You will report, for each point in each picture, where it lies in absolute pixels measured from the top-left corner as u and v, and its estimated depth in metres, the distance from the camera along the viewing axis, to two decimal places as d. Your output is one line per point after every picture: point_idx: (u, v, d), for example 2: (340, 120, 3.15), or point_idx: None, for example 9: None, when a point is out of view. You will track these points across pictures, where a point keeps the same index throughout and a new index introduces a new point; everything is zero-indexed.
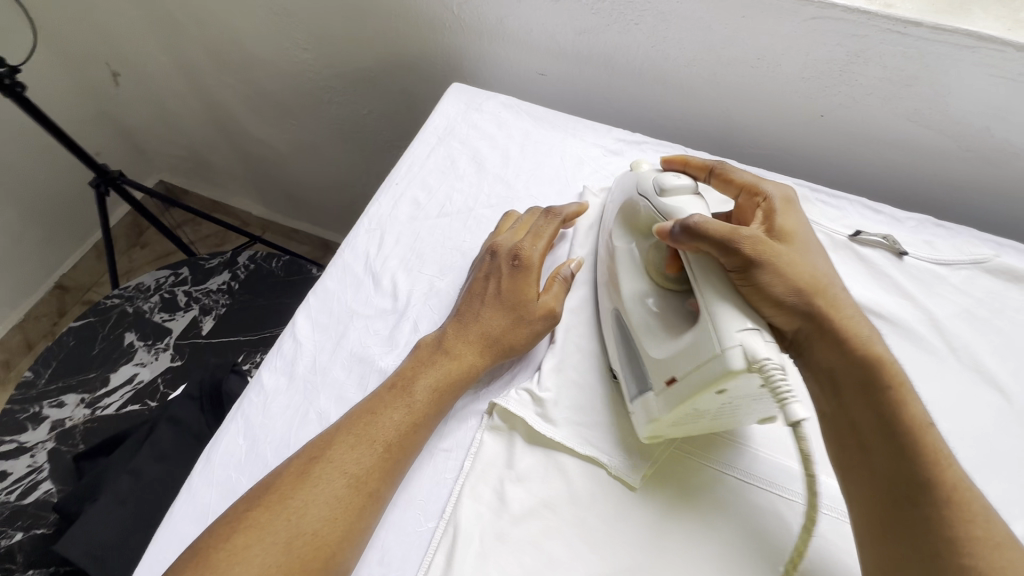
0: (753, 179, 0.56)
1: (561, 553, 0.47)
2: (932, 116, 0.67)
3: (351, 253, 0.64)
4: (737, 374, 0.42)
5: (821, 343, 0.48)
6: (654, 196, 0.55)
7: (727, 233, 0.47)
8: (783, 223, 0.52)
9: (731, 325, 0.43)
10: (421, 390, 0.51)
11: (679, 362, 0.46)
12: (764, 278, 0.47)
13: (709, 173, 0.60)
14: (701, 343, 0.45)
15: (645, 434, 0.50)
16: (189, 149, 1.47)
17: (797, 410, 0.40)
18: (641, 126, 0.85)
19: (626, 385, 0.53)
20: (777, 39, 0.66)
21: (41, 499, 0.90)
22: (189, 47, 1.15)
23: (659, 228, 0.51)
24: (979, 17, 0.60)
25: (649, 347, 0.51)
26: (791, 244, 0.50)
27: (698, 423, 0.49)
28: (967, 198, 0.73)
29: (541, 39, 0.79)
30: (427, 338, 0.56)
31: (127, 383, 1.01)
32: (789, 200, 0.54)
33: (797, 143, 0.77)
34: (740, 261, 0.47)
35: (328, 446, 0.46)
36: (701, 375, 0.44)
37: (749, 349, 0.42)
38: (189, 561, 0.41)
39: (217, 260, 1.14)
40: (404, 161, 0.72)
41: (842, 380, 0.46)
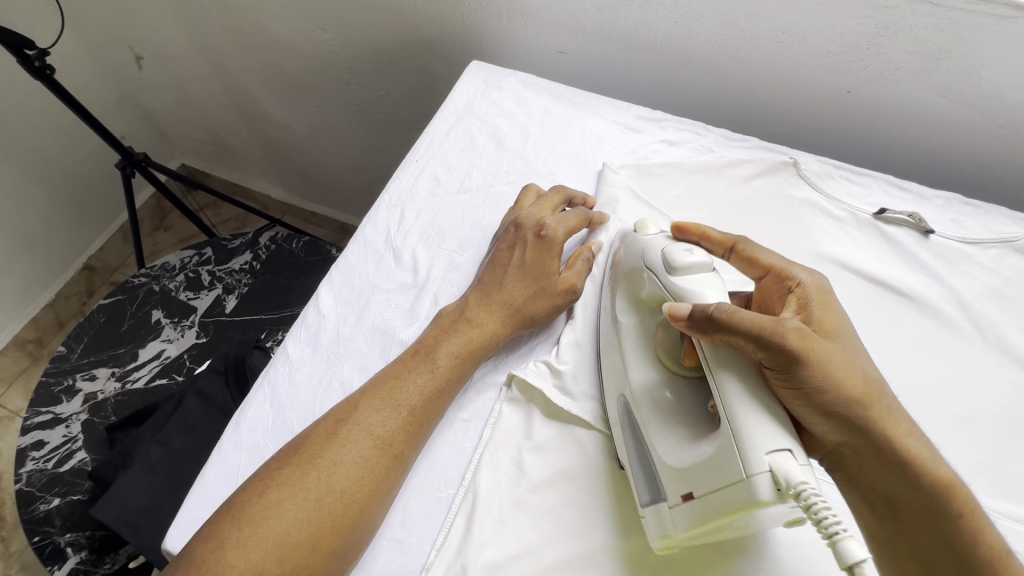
0: (782, 262, 0.50)
1: (578, 522, 0.48)
2: (964, 91, 0.65)
3: (372, 228, 0.65)
4: (767, 504, 0.38)
5: (870, 463, 0.43)
6: (663, 272, 0.49)
7: (762, 328, 0.42)
8: (822, 317, 0.46)
9: (757, 446, 0.38)
10: (442, 356, 0.52)
11: (696, 479, 0.41)
12: (806, 384, 0.41)
13: (729, 249, 0.54)
14: (722, 460, 0.40)
15: (658, 545, 0.45)
16: (210, 133, 1.49)
17: (853, 549, 0.34)
18: (660, 103, 0.84)
19: (637, 486, 0.47)
20: (805, 11, 0.64)
21: (76, 467, 0.94)
22: (210, 30, 1.16)
23: (675, 308, 0.45)
24: None
25: (662, 452, 0.45)
26: (838, 344, 0.45)
27: (720, 531, 0.44)
28: (997, 176, 0.71)
29: (560, 16, 0.78)
30: (449, 307, 0.57)
31: (155, 359, 1.05)
32: (825, 290, 0.48)
33: (820, 119, 0.75)
34: (777, 358, 0.41)
35: (355, 409, 0.48)
36: (727, 500, 0.39)
37: (781, 476, 0.37)
38: (226, 513, 0.43)
39: (239, 240, 1.16)
40: (424, 138, 0.72)
41: (900, 505, 0.42)
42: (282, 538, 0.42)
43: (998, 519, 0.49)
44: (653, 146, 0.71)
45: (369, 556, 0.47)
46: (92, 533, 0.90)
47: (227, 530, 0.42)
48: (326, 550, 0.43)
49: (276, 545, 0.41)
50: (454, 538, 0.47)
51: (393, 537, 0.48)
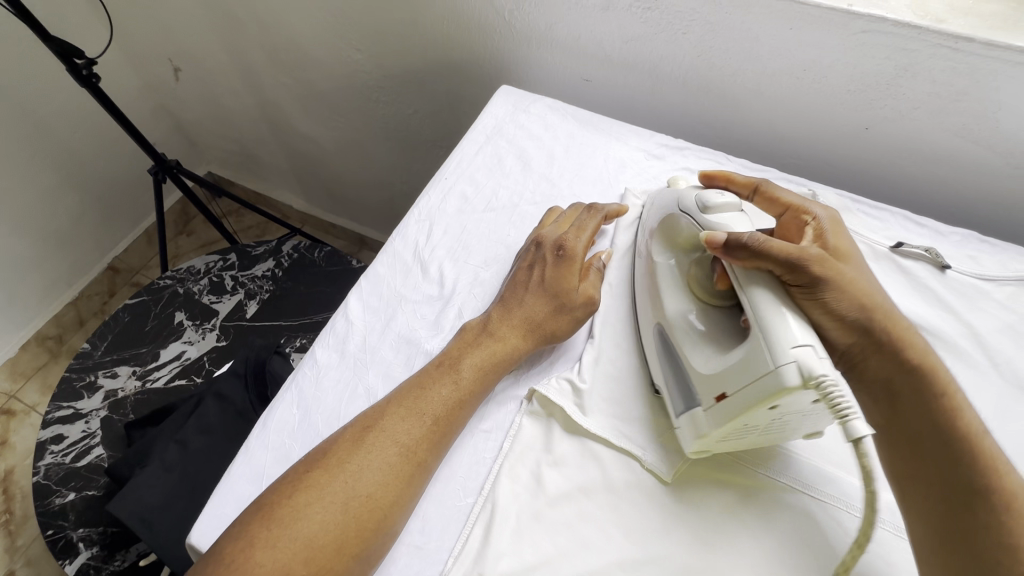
0: (799, 200, 0.56)
1: (593, 536, 0.49)
2: (981, 132, 0.67)
3: (401, 242, 0.67)
4: (793, 390, 0.42)
5: (875, 358, 0.49)
6: (698, 213, 0.55)
7: (793, 253, 0.47)
8: (836, 242, 0.53)
9: (783, 340, 0.43)
10: (466, 369, 0.54)
11: (728, 379, 0.46)
12: (827, 296, 0.48)
13: (752, 191, 0.60)
14: (752, 358, 0.45)
15: (691, 449, 0.50)
16: (239, 143, 1.54)
17: (858, 426, 0.41)
18: (681, 132, 0.87)
19: (672, 402, 0.52)
20: (826, 50, 0.67)
21: (93, 463, 0.96)
22: (249, 46, 1.21)
23: (710, 237, 0.50)
24: None
25: (695, 362, 0.51)
26: (848, 264, 0.51)
27: (749, 437, 0.49)
28: (1013, 215, 0.73)
29: (589, 45, 0.82)
30: (472, 321, 0.58)
31: (175, 359, 1.07)
32: (837, 221, 0.55)
33: (838, 154, 0.77)
34: (803, 277, 0.47)
35: (381, 416, 0.50)
36: (754, 392, 0.44)
37: (804, 366, 0.41)
38: (255, 514, 0.44)
39: (263, 248, 1.19)
40: (453, 157, 0.75)
41: (899, 391, 0.48)
42: (310, 541, 0.43)
43: None
44: (674, 172, 0.73)
45: (388, 561, 0.48)
46: (104, 530, 0.91)
47: (259, 529, 0.43)
48: (351, 553, 0.44)
49: (304, 547, 0.43)
50: (472, 548, 0.48)
51: (413, 544, 0.49)
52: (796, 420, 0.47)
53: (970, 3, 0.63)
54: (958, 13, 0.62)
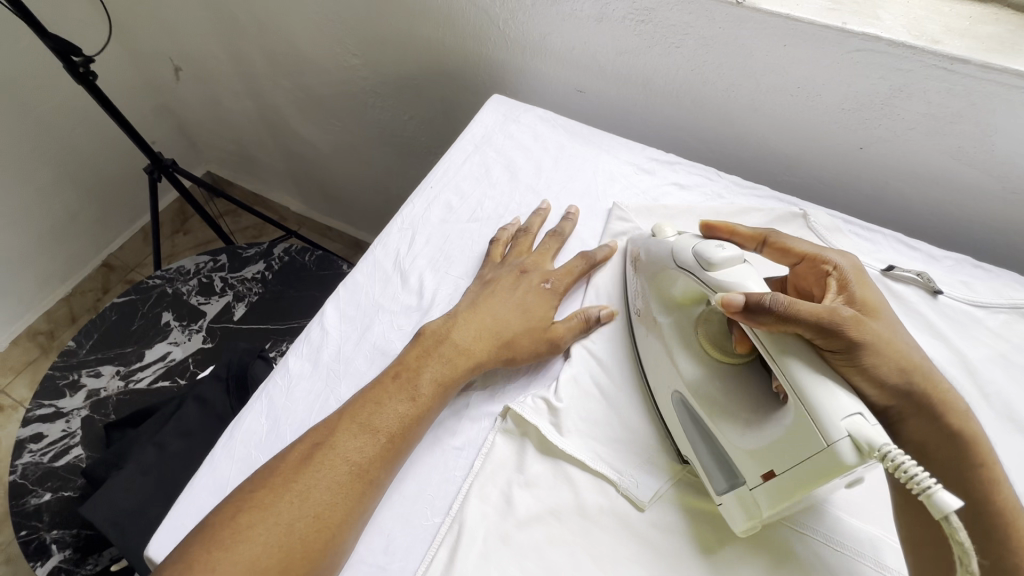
0: (814, 249, 0.54)
1: (562, 562, 0.47)
2: (976, 155, 0.65)
3: (381, 250, 0.66)
4: (852, 467, 0.39)
5: (914, 419, 0.47)
6: (700, 269, 0.52)
7: (827, 316, 0.44)
8: (863, 295, 0.51)
9: (831, 413, 0.40)
10: (424, 384, 0.53)
11: (776, 457, 0.43)
12: (867, 361, 0.45)
13: (760, 243, 0.58)
14: (800, 434, 0.42)
15: (741, 529, 0.47)
16: (238, 144, 1.53)
17: (948, 499, 0.36)
18: (674, 146, 0.85)
19: (706, 477, 0.49)
20: (821, 68, 0.66)
21: (71, 463, 0.95)
22: (248, 48, 1.21)
23: (728, 300, 0.46)
24: None
25: (734, 439, 0.47)
26: (878, 318, 0.49)
27: (804, 510, 0.45)
28: (1008, 241, 0.71)
29: (582, 56, 0.81)
30: (433, 326, 0.57)
31: (160, 360, 1.06)
32: (859, 269, 0.53)
33: (831, 173, 0.76)
34: (841, 343, 0.44)
35: (333, 433, 0.49)
36: (810, 470, 0.41)
37: (862, 439, 0.39)
38: (200, 536, 0.43)
39: (254, 250, 1.18)
40: (440, 165, 0.74)
41: (935, 454, 0.46)
42: (252, 564, 0.42)
43: None
44: (664, 187, 0.72)
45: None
46: (78, 532, 0.89)
47: (201, 550, 0.42)
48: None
49: (245, 570, 0.42)
50: (435, 569, 0.47)
51: (375, 562, 0.48)
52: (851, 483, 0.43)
53: (967, 25, 0.62)
54: (954, 35, 0.60)
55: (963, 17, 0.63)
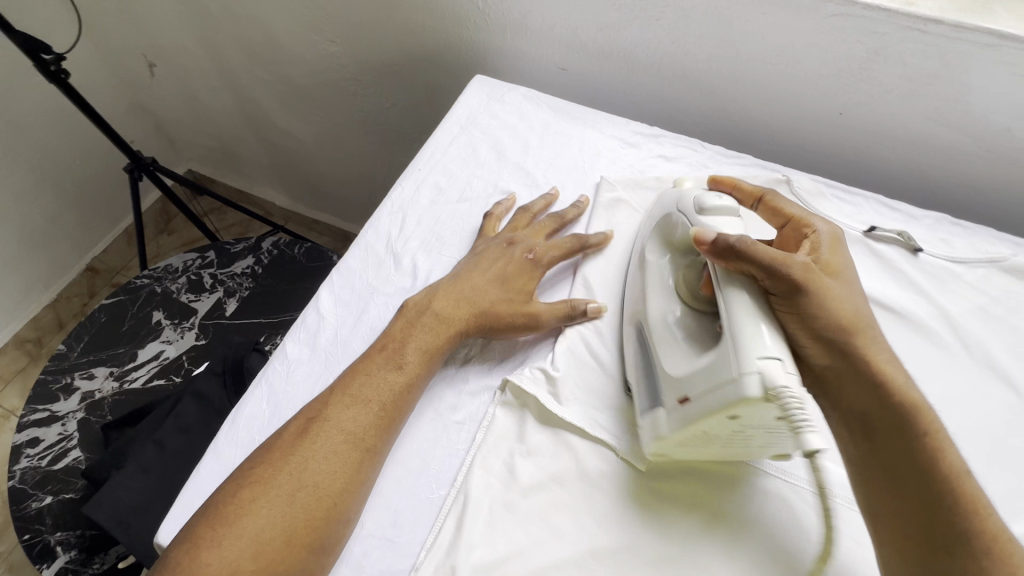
0: (802, 213, 0.56)
1: (566, 525, 0.49)
2: (952, 115, 0.67)
3: (373, 234, 0.66)
4: (753, 401, 0.41)
5: (851, 385, 0.47)
6: (692, 213, 0.54)
7: (776, 258, 0.47)
8: (830, 259, 0.52)
9: (752, 349, 0.43)
10: (411, 354, 0.54)
11: (692, 381, 0.45)
12: (806, 310, 0.47)
13: (756, 200, 0.60)
14: (718, 364, 0.44)
15: (651, 450, 0.49)
16: (218, 140, 1.51)
17: (810, 440, 0.41)
18: (658, 121, 0.86)
19: (638, 397, 0.52)
20: (799, 35, 0.67)
21: (70, 465, 0.95)
22: (224, 40, 1.19)
23: (699, 235, 0.50)
24: (1001, 15, 0.59)
25: (667, 366, 0.49)
26: (835, 283, 0.50)
27: (711, 446, 0.48)
28: (987, 198, 0.73)
29: (563, 33, 0.81)
30: (415, 299, 0.59)
31: (153, 360, 1.05)
32: (836, 237, 0.54)
33: (813, 140, 0.77)
34: (785, 287, 0.47)
35: (325, 406, 0.50)
36: (715, 398, 0.43)
37: (767, 377, 0.41)
38: (205, 514, 0.45)
39: (241, 245, 1.17)
40: (427, 148, 0.74)
41: (875, 425, 0.46)
42: (257, 536, 0.43)
43: None
44: (650, 160, 0.73)
45: (360, 557, 0.48)
46: (82, 533, 0.90)
47: (205, 528, 0.44)
48: (302, 545, 0.44)
49: (250, 543, 0.43)
50: (444, 540, 0.48)
51: (384, 536, 0.49)
52: (763, 436, 0.45)
53: None
54: None
55: None
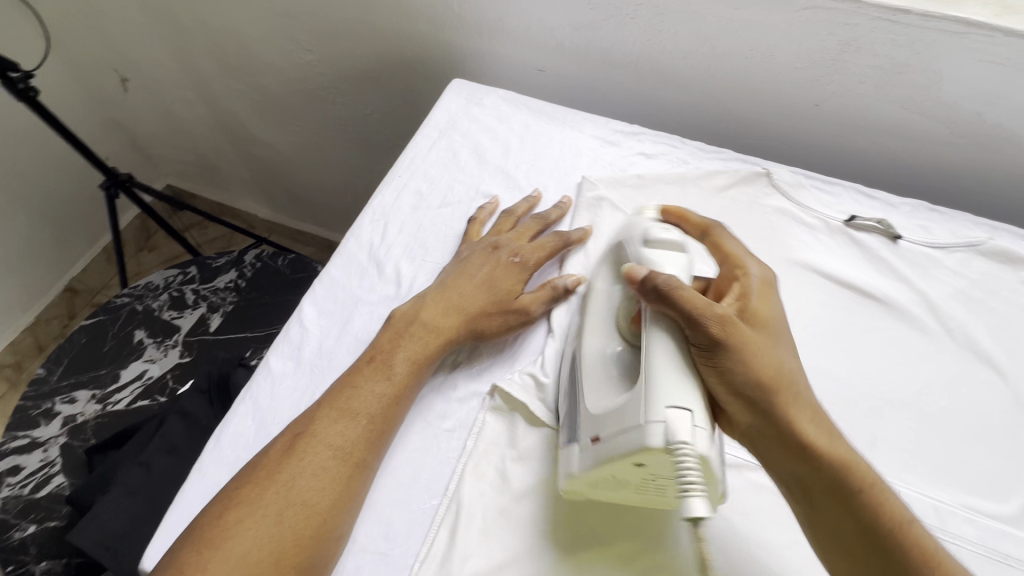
0: (740, 251, 0.52)
1: (561, 530, 0.48)
2: (925, 103, 0.68)
3: (355, 242, 0.66)
4: (652, 451, 0.41)
5: (775, 446, 0.45)
6: (638, 243, 0.52)
7: (698, 307, 0.44)
8: (758, 307, 0.48)
9: (661, 397, 0.41)
10: (399, 364, 0.53)
11: (603, 423, 0.44)
12: (726, 364, 0.44)
13: (703, 233, 0.56)
14: (629, 410, 0.43)
15: (564, 490, 0.48)
16: (196, 153, 1.49)
17: (697, 506, 0.39)
18: (638, 118, 0.86)
19: (559, 430, 0.51)
20: (772, 28, 0.67)
21: (53, 492, 0.92)
22: (197, 52, 1.17)
23: (631, 272, 0.48)
24: (968, 4, 0.60)
25: (589, 402, 0.47)
26: (761, 335, 0.46)
27: (619, 492, 0.46)
28: (962, 183, 0.74)
29: (540, 34, 0.81)
30: (403, 309, 0.58)
31: (137, 380, 1.03)
32: (768, 283, 0.50)
33: (791, 132, 0.78)
34: (706, 338, 0.44)
35: (313, 421, 0.49)
36: (620, 443, 0.42)
37: (669, 430, 0.40)
38: (190, 537, 0.43)
39: (223, 259, 1.15)
40: (407, 154, 0.73)
41: (810, 484, 0.44)
42: (244, 558, 0.42)
43: (973, 516, 0.50)
44: (630, 158, 0.73)
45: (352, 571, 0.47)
46: (68, 561, 0.87)
47: (191, 549, 0.43)
48: (291, 565, 0.43)
49: (237, 565, 0.42)
50: (438, 549, 0.47)
51: (377, 549, 0.48)
52: (671, 488, 0.44)
53: None
54: None
55: None
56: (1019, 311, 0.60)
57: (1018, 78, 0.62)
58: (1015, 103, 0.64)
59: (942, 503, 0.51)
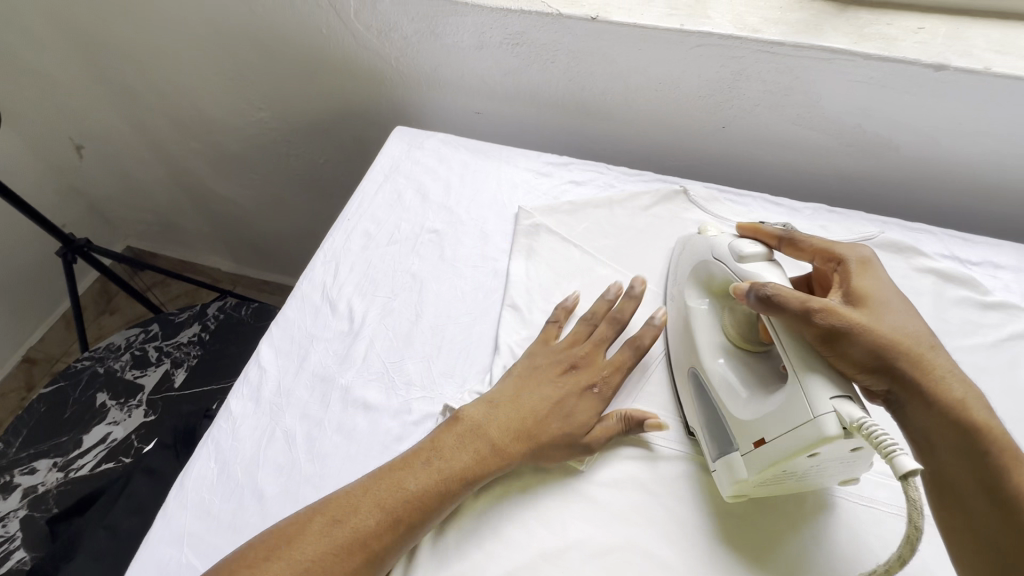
0: (826, 244, 0.57)
1: (513, 532, 0.52)
2: (813, 118, 0.77)
3: (309, 285, 0.70)
4: (834, 439, 0.43)
5: (911, 405, 0.46)
6: (732, 261, 0.56)
7: (804, 301, 0.47)
8: (859, 285, 0.52)
9: (821, 391, 0.45)
10: (454, 475, 0.51)
11: (767, 425, 0.47)
12: (846, 347, 0.47)
13: (777, 241, 0.60)
14: (793, 407, 0.46)
15: (728, 494, 0.51)
16: (156, 213, 1.51)
17: (907, 462, 0.40)
18: (571, 150, 0.94)
19: (705, 446, 0.54)
20: (673, 64, 0.76)
21: (14, 568, 0.88)
22: (153, 117, 1.22)
23: (738, 288, 0.52)
24: (830, 34, 0.70)
25: (737, 411, 0.51)
26: (871, 310, 0.50)
27: (789, 482, 0.50)
28: (857, 186, 0.83)
29: (473, 81, 0.88)
30: (471, 414, 0.55)
31: (101, 443, 1.01)
32: (865, 262, 0.55)
33: (705, 152, 0.86)
34: (823, 331, 0.47)
35: (351, 511, 0.48)
36: (793, 440, 0.45)
37: (845, 415, 0.43)
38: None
39: (186, 314, 1.18)
40: (355, 199, 0.79)
41: (936, 440, 0.45)
42: None
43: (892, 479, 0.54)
44: (562, 186, 0.79)
45: None
46: None
47: None
48: None
49: None
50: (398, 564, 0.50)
51: None
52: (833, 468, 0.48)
53: (779, 14, 0.73)
54: (770, 23, 0.72)
55: (776, 8, 0.74)
56: (911, 294, 0.67)
57: (883, 94, 0.71)
58: (885, 114, 0.73)
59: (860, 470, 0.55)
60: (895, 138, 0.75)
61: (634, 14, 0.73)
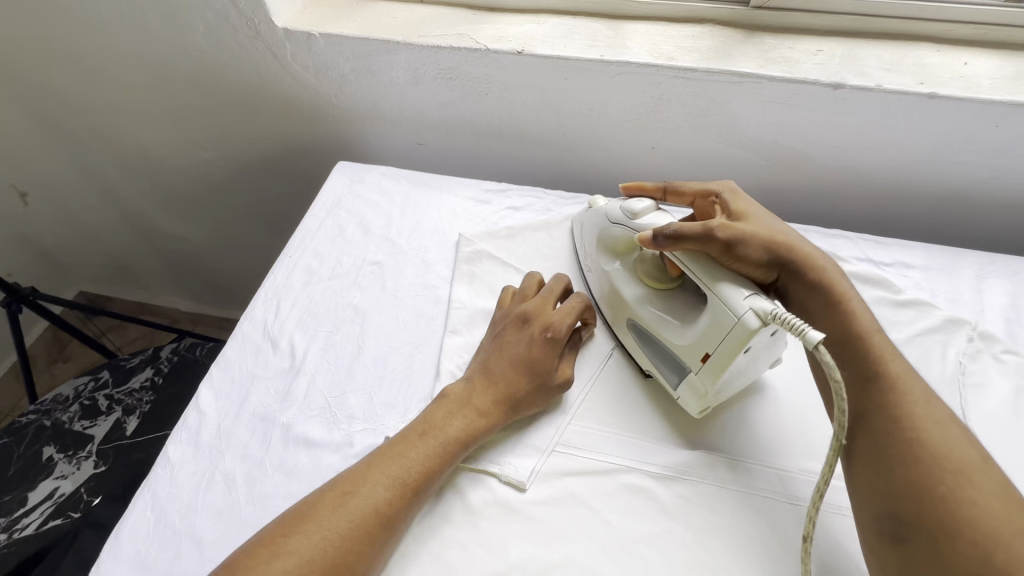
0: (700, 185, 0.66)
1: (455, 558, 0.52)
2: (732, 137, 0.81)
3: (249, 323, 0.70)
4: (757, 332, 0.51)
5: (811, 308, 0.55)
6: (630, 221, 0.64)
7: (701, 228, 0.56)
8: (738, 207, 0.62)
9: (735, 296, 0.52)
10: (446, 438, 0.55)
11: (705, 342, 0.55)
12: (742, 251, 0.56)
13: (662, 193, 0.68)
14: (719, 318, 0.53)
15: (697, 410, 0.59)
16: (108, 256, 1.48)
17: (814, 334, 0.47)
18: (513, 176, 0.97)
19: (665, 376, 0.61)
20: (598, 92, 0.80)
21: None
22: (99, 161, 1.21)
23: (641, 237, 0.59)
24: (737, 59, 0.74)
25: (677, 336, 0.58)
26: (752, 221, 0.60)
27: (735, 380, 0.58)
28: (779, 198, 0.88)
29: (412, 115, 0.91)
30: (455, 386, 0.60)
31: (46, 499, 0.95)
32: (737, 189, 0.65)
33: (638, 173, 0.91)
34: (721, 245, 0.56)
35: (312, 510, 0.48)
36: (729, 344, 0.52)
37: (761, 309, 0.51)
38: None
39: (138, 359, 1.16)
40: (297, 235, 0.79)
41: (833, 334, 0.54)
42: None
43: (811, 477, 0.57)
44: (501, 213, 0.82)
45: None
46: None
47: None
48: None
49: None
50: None
51: None
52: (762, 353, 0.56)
53: (692, 42, 0.78)
54: (684, 51, 0.76)
55: (690, 37, 0.79)
56: None
57: (791, 111, 0.76)
58: (796, 130, 0.78)
59: (786, 470, 0.57)
60: (808, 152, 0.80)
61: (556, 49, 0.77)
